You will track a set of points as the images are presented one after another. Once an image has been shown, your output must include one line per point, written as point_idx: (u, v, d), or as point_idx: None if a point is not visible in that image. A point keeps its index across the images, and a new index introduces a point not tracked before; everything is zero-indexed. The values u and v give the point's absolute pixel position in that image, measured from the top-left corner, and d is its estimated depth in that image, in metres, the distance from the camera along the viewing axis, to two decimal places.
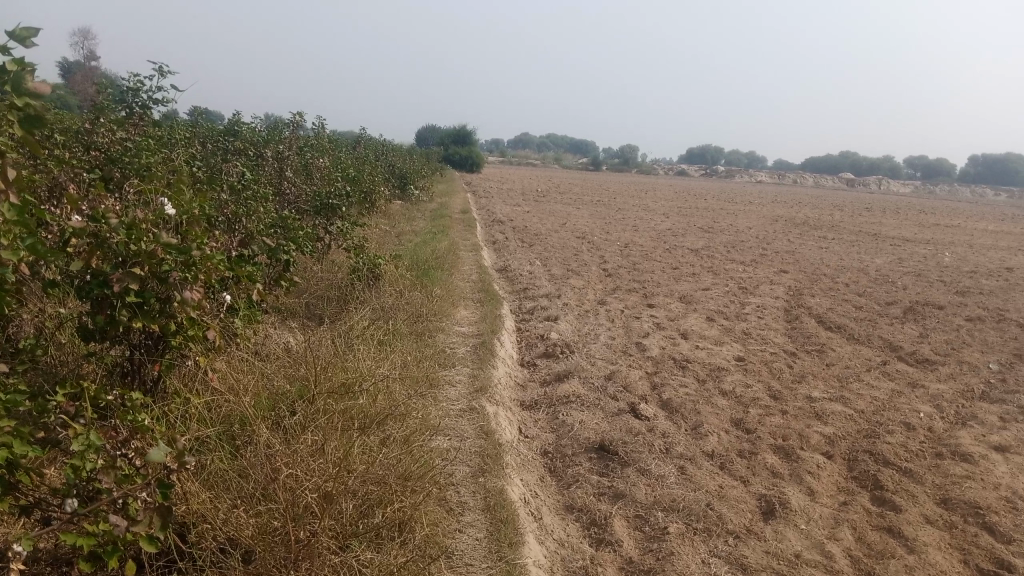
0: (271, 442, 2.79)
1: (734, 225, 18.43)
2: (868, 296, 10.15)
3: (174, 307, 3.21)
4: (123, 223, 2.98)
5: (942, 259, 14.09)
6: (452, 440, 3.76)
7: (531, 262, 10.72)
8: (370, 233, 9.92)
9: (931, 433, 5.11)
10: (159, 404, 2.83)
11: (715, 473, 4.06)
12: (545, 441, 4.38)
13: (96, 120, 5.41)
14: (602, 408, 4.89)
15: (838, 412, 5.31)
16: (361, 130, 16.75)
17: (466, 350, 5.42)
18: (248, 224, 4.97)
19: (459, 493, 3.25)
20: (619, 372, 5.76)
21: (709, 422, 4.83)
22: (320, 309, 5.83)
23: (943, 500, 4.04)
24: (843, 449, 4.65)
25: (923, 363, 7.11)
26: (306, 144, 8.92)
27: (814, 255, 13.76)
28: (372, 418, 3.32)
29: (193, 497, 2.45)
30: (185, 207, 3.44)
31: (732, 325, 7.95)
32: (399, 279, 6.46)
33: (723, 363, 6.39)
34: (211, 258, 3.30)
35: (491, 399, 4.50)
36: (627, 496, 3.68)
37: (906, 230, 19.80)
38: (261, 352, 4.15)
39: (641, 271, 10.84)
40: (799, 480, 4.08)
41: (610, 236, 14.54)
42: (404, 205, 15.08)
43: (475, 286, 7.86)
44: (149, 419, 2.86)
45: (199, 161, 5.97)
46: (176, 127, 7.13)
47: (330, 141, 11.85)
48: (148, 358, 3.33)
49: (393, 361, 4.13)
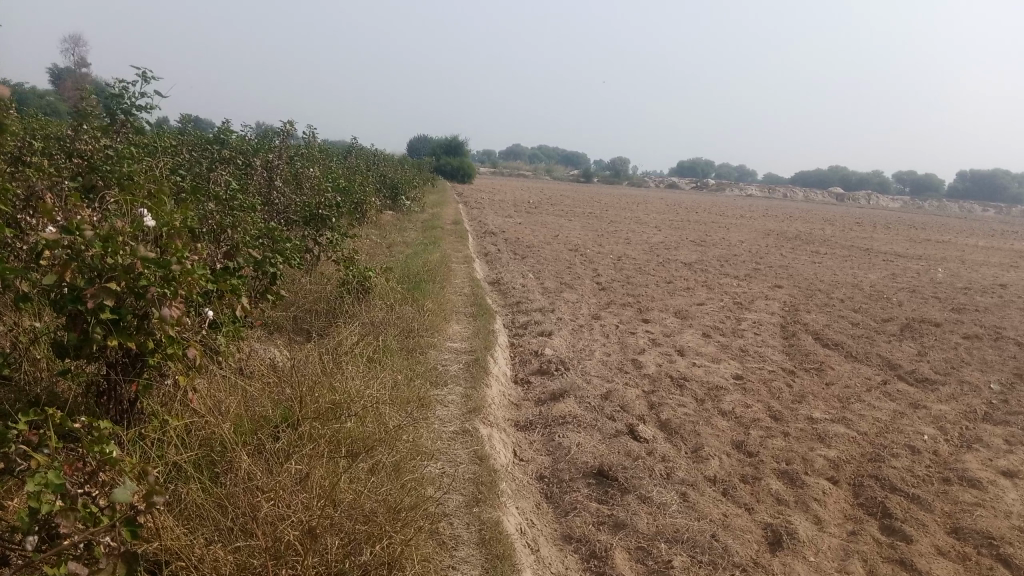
0: (252, 471, 2.63)
1: (727, 238, 18.31)
2: (864, 312, 10.03)
3: (153, 324, 3.03)
4: (99, 235, 2.83)
5: (935, 275, 14.00)
6: (445, 465, 3.59)
7: (524, 275, 10.58)
8: (360, 243, 9.76)
9: (937, 457, 4.96)
10: (132, 430, 2.65)
11: (718, 500, 3.90)
12: (541, 464, 4.22)
13: (79, 127, 5.24)
14: (599, 429, 4.73)
15: (841, 435, 5.16)
16: (353, 140, 16.61)
17: (458, 368, 5.24)
18: (235, 236, 4.80)
19: (452, 525, 3.07)
20: (615, 391, 5.60)
21: (709, 444, 4.68)
22: (308, 323, 5.67)
23: (954, 529, 3.88)
24: (848, 474, 4.49)
25: (923, 383, 6.97)
26: (296, 153, 8.76)
27: (807, 269, 13.68)
28: (359, 445, 3.16)
29: (167, 534, 2.26)
30: (166, 218, 3.26)
31: (728, 342, 7.81)
32: (390, 293, 6.30)
33: (721, 381, 6.24)
34: (192, 273, 3.13)
35: (485, 421, 4.33)
36: (628, 526, 3.51)
37: (897, 245, 19.78)
38: (243, 371, 3.97)
39: (635, 285, 10.70)
40: (805, 509, 3.92)
41: (603, 249, 14.42)
42: (395, 216, 14.93)
43: (467, 299, 7.70)
44: (122, 444, 2.68)
45: (185, 170, 5.80)
46: (163, 136, 6.96)
47: (321, 151, 11.70)
48: (124, 378, 3.15)
49: (383, 381, 3.97)
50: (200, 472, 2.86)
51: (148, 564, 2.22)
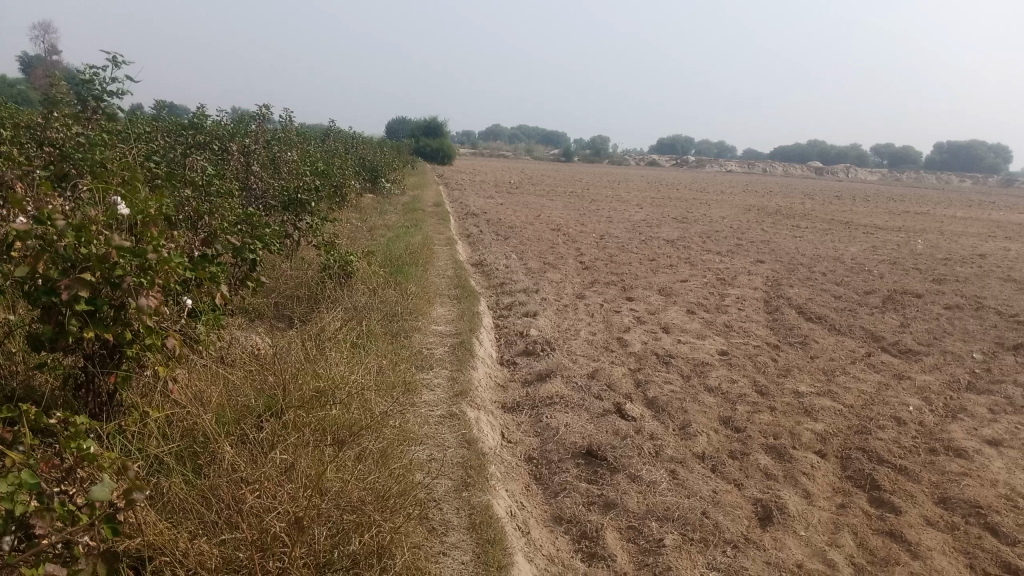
0: (236, 462, 2.60)
1: (708, 215, 18.30)
2: (846, 285, 10.07)
3: (130, 315, 2.98)
4: (71, 225, 2.76)
5: (914, 247, 14.08)
6: (433, 450, 3.56)
7: (507, 255, 10.52)
8: (341, 227, 9.66)
9: (922, 427, 4.99)
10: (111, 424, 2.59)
11: (707, 477, 3.89)
12: (529, 445, 4.19)
13: (49, 114, 5.13)
14: (586, 409, 4.70)
15: (828, 408, 5.17)
16: (329, 123, 16.42)
17: (444, 351, 5.19)
18: (212, 222, 4.72)
19: (442, 510, 3.04)
20: (602, 370, 5.57)
21: (697, 421, 4.67)
22: (290, 309, 5.61)
23: (942, 499, 3.90)
24: (836, 447, 4.50)
25: (906, 354, 7.01)
26: (273, 137, 8.64)
27: (789, 244, 13.72)
28: (345, 432, 3.13)
29: (151, 529, 2.22)
30: (140, 205, 3.18)
31: (713, 318, 7.81)
32: (372, 276, 6.24)
33: (707, 357, 6.23)
34: (169, 262, 3.06)
35: (472, 404, 4.29)
36: (618, 505, 3.49)
37: (877, 217, 19.89)
38: (223, 360, 3.91)
39: (618, 264, 10.68)
40: (794, 483, 3.92)
41: (585, 228, 14.39)
42: (375, 199, 14.82)
43: (450, 282, 7.64)
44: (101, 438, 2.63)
45: (159, 157, 5.70)
46: (137, 122, 6.82)
47: (299, 135, 11.55)
48: (102, 371, 3.09)
49: (367, 366, 3.94)
50: (183, 464, 2.81)
51: (130, 560, 2.17)
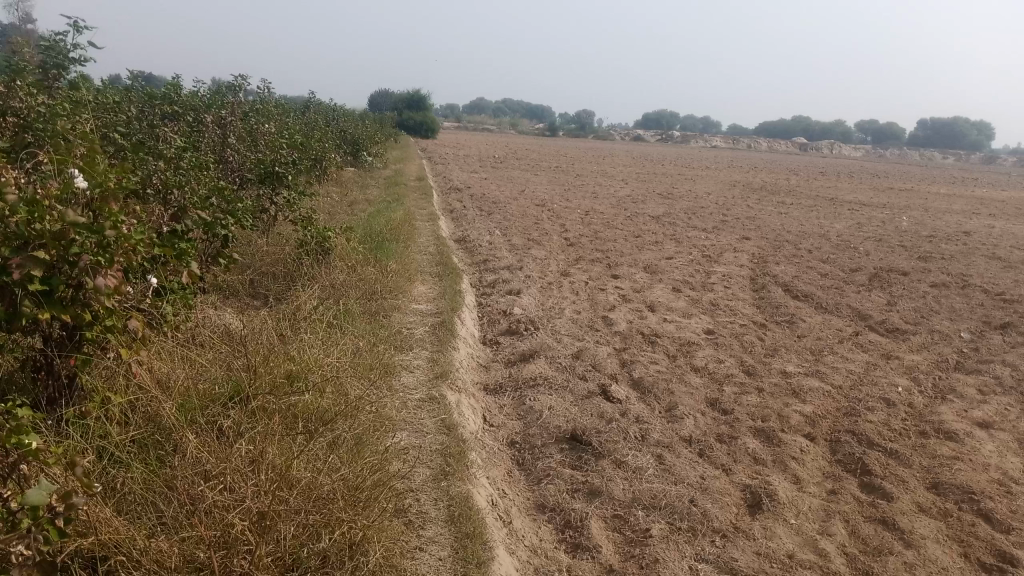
0: (200, 453, 2.45)
1: (693, 191, 18.15)
2: (832, 263, 9.98)
3: (88, 295, 2.82)
4: (23, 199, 2.59)
5: (900, 224, 14.01)
6: (411, 436, 3.42)
7: (490, 232, 10.34)
8: (320, 202, 9.44)
9: (912, 409, 4.90)
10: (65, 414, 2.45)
11: (695, 462, 3.77)
12: (512, 429, 4.06)
13: (11, 83, 4.91)
14: (571, 391, 4.57)
15: (816, 389, 5.07)
16: (310, 96, 16.09)
17: (424, 330, 5.04)
18: (182, 196, 4.54)
19: (419, 501, 2.90)
20: (586, 350, 5.44)
21: (683, 403, 4.55)
22: (266, 288, 5.44)
23: (934, 485, 3.81)
24: (825, 430, 4.40)
25: (894, 333, 6.92)
26: (250, 109, 8.39)
27: (774, 221, 13.62)
28: (317, 420, 2.99)
29: (104, 526, 2.07)
30: (100, 178, 3.01)
31: (699, 296, 7.69)
32: (352, 253, 6.07)
33: (693, 337, 6.11)
34: (129, 238, 2.91)
35: (452, 387, 4.15)
36: (603, 493, 3.37)
37: (862, 194, 19.83)
38: (191, 342, 3.74)
39: (604, 240, 10.53)
40: (783, 468, 3.82)
41: (570, 204, 14.20)
42: (357, 173, 14.56)
43: (432, 259, 7.46)
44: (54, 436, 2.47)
45: (127, 128, 5.48)
46: (106, 92, 6.56)
47: (277, 106, 11.27)
48: (61, 354, 2.93)
49: (343, 349, 3.79)
50: (146, 456, 2.66)
51: (82, 561, 2.04)
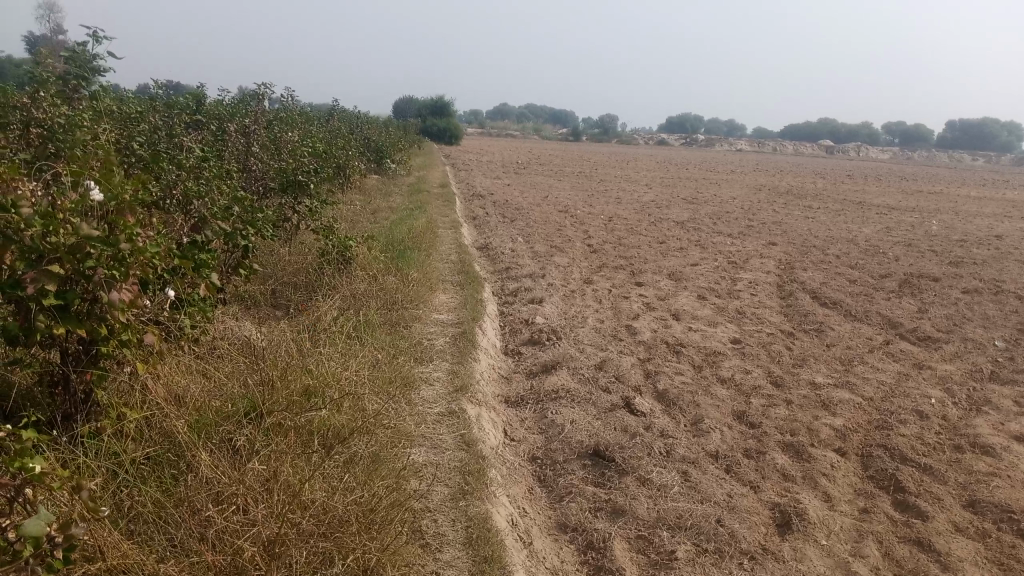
0: (213, 473, 2.40)
1: (718, 195, 17.96)
2: (861, 269, 9.79)
3: (103, 309, 2.77)
4: (38, 212, 2.54)
5: (930, 228, 13.76)
6: (429, 452, 3.35)
7: (513, 239, 10.27)
8: (342, 211, 9.42)
9: (946, 422, 4.75)
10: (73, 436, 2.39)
11: (722, 479, 3.67)
12: (533, 444, 3.98)
13: (35, 94, 4.92)
14: (593, 404, 4.48)
15: (846, 401, 4.93)
16: (334, 103, 16.16)
17: (445, 341, 4.97)
18: (202, 206, 4.51)
19: (436, 522, 2.83)
20: (610, 361, 5.34)
21: (710, 416, 4.44)
22: (286, 298, 5.42)
23: (971, 503, 3.67)
24: (856, 444, 4.27)
25: (926, 341, 6.75)
26: (272, 117, 8.39)
27: (801, 225, 13.42)
28: (334, 436, 2.94)
29: (112, 551, 2.02)
30: (115, 190, 2.96)
31: (724, 304, 7.56)
32: (373, 261, 6.03)
33: (719, 346, 6.00)
34: (145, 251, 2.86)
35: (472, 400, 4.07)
36: (627, 512, 3.28)
37: (889, 197, 19.55)
38: (208, 355, 3.70)
39: (627, 247, 10.41)
40: (814, 485, 3.70)
41: (593, 210, 14.10)
42: (380, 180, 14.57)
43: (454, 267, 7.40)
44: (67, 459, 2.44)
45: (148, 138, 5.47)
46: (129, 102, 6.58)
47: (301, 114, 11.30)
48: (76, 369, 2.88)
49: (362, 362, 3.74)
50: (159, 474, 2.61)
51: None
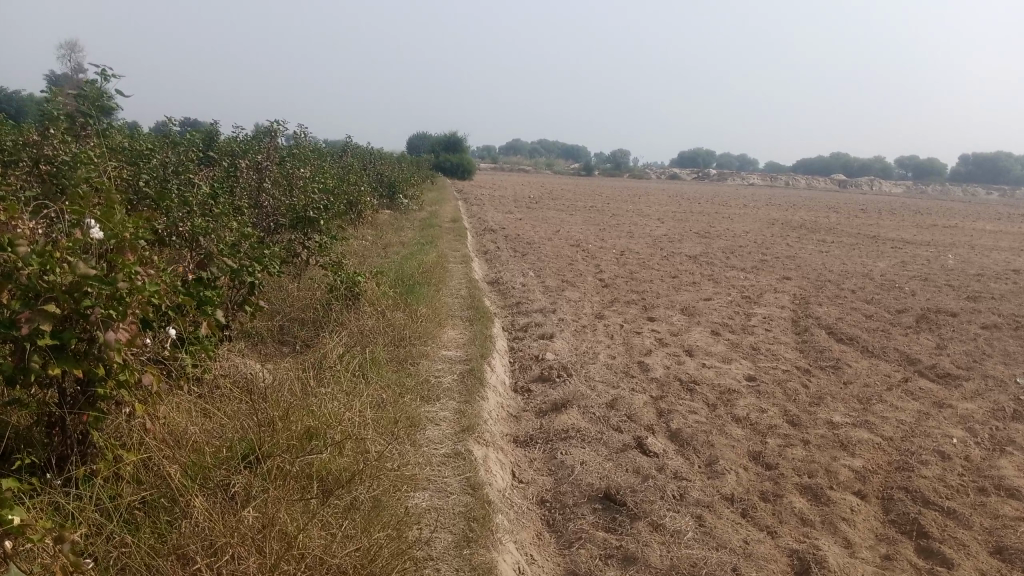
0: (206, 522, 2.32)
1: (731, 229, 17.89)
2: (877, 304, 9.65)
3: (100, 350, 2.68)
4: (35, 251, 2.46)
5: (946, 262, 13.61)
6: (434, 496, 3.25)
7: (524, 273, 10.20)
8: (353, 246, 9.40)
9: (969, 463, 4.60)
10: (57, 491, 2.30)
11: (738, 524, 3.54)
12: (542, 486, 3.87)
13: (45, 132, 4.91)
14: (604, 444, 4.36)
15: (865, 441, 4.79)
16: (348, 139, 16.27)
17: (452, 379, 4.87)
18: (208, 243, 4.45)
19: (439, 571, 2.71)
20: (621, 399, 5.23)
21: (724, 457, 4.31)
22: (294, 334, 5.35)
23: (998, 550, 3.52)
24: (876, 487, 4.13)
25: (945, 379, 6.60)
26: (284, 153, 8.40)
27: (816, 260, 13.31)
28: (333, 481, 2.86)
29: None
30: (116, 229, 2.89)
31: (739, 340, 7.43)
32: (382, 297, 5.98)
33: (733, 384, 5.87)
34: (144, 289, 2.77)
35: (479, 440, 3.97)
36: (639, 559, 3.16)
37: (904, 231, 19.41)
38: (209, 394, 3.63)
39: (640, 281, 10.32)
40: (833, 530, 3.57)
41: (605, 244, 14.05)
42: (393, 215, 14.59)
43: (463, 302, 7.33)
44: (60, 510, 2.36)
45: (157, 175, 5.45)
46: (141, 139, 6.60)
47: (313, 150, 11.35)
48: (73, 411, 2.75)
49: (365, 402, 3.66)
50: (153, 520, 2.52)
51: None
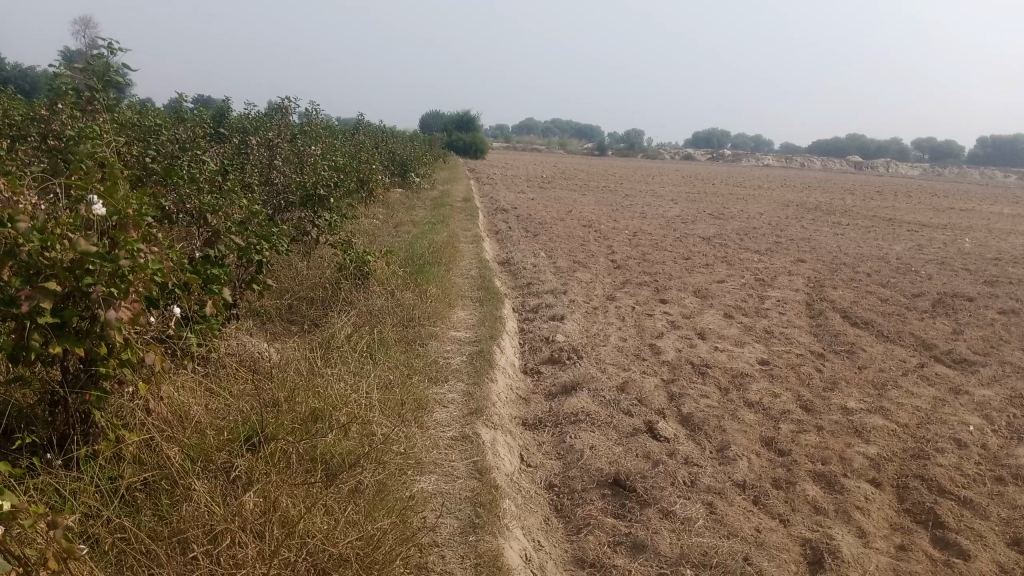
0: (206, 506, 2.29)
1: (746, 210, 17.74)
2: (893, 287, 9.52)
3: (102, 329, 2.61)
4: (35, 227, 2.38)
5: (963, 245, 13.44)
6: (440, 480, 3.20)
7: (536, 254, 10.12)
8: (363, 225, 9.34)
9: (986, 451, 4.52)
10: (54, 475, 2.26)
11: (749, 512, 3.48)
12: (550, 470, 3.82)
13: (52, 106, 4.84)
14: (615, 428, 4.30)
15: (880, 428, 4.71)
16: (360, 117, 16.17)
17: (461, 361, 4.82)
18: (215, 220, 4.38)
19: (444, 558, 2.67)
20: (633, 382, 5.16)
21: (737, 442, 4.24)
22: (302, 312, 5.30)
23: (1015, 541, 3.45)
24: (891, 474, 4.06)
25: (962, 365, 6.49)
26: (294, 130, 8.31)
27: (831, 242, 13.17)
28: (338, 465, 2.82)
29: None
30: (119, 205, 2.79)
31: (752, 323, 7.34)
32: (391, 277, 5.92)
33: (746, 367, 5.79)
34: (146, 267, 2.69)
35: (487, 423, 3.92)
36: (648, 547, 3.10)
37: (920, 213, 19.21)
38: (214, 373, 3.59)
39: (652, 263, 10.22)
40: (846, 519, 3.50)
41: (618, 224, 13.95)
42: (404, 193, 14.53)
43: (474, 283, 7.27)
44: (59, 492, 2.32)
45: (165, 151, 5.37)
46: (150, 115, 6.53)
47: (325, 127, 11.27)
48: (73, 390, 2.70)
49: (372, 383, 3.62)
50: (153, 502, 2.48)
51: None
